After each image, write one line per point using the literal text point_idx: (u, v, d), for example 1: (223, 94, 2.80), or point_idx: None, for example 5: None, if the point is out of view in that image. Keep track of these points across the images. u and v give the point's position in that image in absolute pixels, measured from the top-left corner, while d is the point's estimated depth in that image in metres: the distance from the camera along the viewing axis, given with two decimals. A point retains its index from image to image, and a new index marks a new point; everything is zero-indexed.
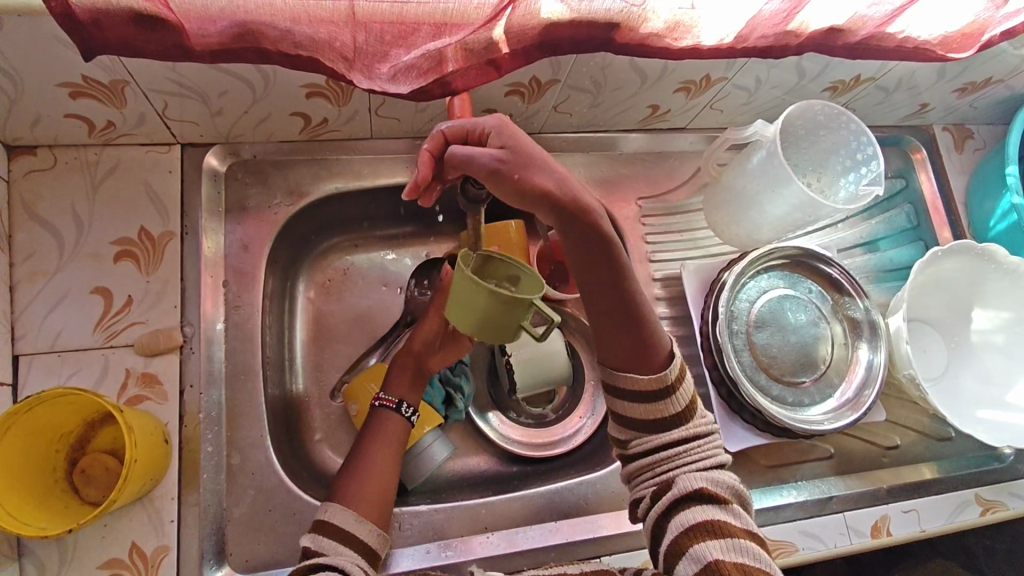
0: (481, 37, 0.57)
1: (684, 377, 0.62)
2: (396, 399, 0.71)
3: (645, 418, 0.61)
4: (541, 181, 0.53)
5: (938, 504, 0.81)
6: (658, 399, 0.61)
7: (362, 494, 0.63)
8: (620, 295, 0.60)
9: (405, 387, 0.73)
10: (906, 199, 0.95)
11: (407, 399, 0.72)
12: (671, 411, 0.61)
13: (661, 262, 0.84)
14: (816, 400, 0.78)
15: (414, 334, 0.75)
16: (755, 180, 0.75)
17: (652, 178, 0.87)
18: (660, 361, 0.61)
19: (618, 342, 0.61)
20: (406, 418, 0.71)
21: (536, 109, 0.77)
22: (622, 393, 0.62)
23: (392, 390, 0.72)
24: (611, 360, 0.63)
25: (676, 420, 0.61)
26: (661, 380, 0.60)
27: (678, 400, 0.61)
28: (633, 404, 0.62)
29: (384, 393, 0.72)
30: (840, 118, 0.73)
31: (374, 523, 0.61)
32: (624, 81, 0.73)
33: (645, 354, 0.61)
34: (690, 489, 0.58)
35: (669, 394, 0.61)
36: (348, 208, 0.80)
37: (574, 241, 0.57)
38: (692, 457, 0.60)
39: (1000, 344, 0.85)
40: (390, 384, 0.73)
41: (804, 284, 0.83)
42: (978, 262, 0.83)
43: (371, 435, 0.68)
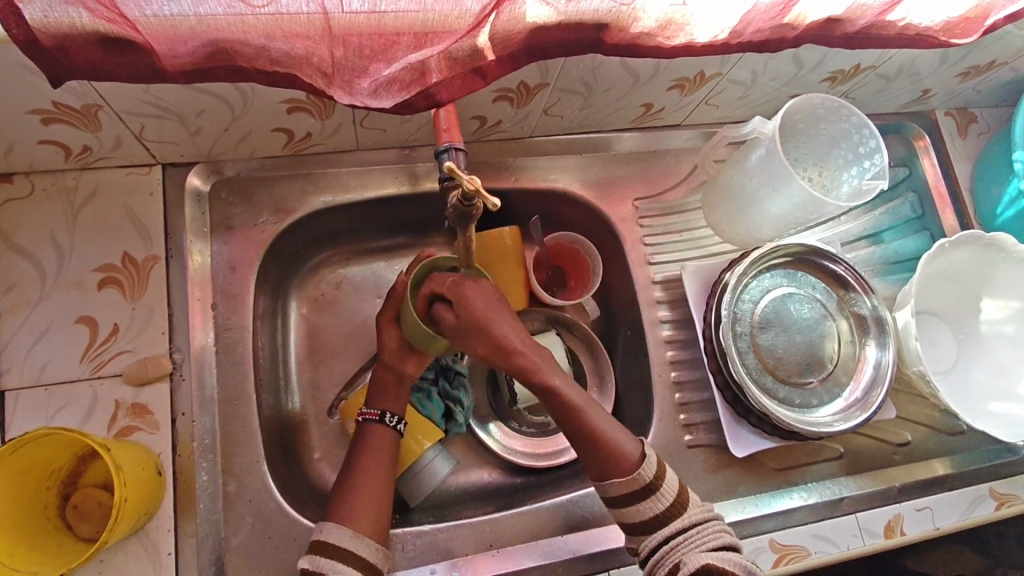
0: (465, 45, 0.54)
1: (665, 470, 0.62)
2: (378, 410, 0.69)
3: (640, 520, 0.61)
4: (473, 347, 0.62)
5: (951, 500, 0.79)
6: (640, 498, 0.61)
7: (358, 510, 0.61)
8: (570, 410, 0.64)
9: (386, 397, 0.70)
10: (910, 186, 0.93)
11: (390, 409, 0.70)
12: (657, 510, 0.60)
13: (660, 264, 0.82)
14: (824, 401, 0.76)
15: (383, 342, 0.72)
16: (754, 178, 0.72)
17: (648, 179, 0.85)
18: (632, 462, 0.62)
19: (587, 454, 0.63)
20: (391, 427, 0.69)
21: (525, 113, 0.74)
22: (610, 500, 0.62)
23: (373, 403, 0.70)
24: (594, 471, 0.63)
25: (665, 516, 0.60)
26: (639, 479, 0.61)
27: (661, 497, 0.61)
28: (624, 509, 0.62)
29: (366, 408, 0.70)
30: (841, 111, 0.71)
31: (371, 539, 0.59)
32: (616, 82, 0.71)
33: (614, 458, 0.62)
34: (698, 566, 0.57)
35: (650, 493, 0.60)
36: (338, 222, 0.78)
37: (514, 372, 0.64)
38: (693, 544, 0.59)
39: (1011, 334, 0.82)
40: (371, 398, 0.71)
41: (808, 282, 0.80)
42: (987, 251, 0.81)
43: (360, 452, 0.66)
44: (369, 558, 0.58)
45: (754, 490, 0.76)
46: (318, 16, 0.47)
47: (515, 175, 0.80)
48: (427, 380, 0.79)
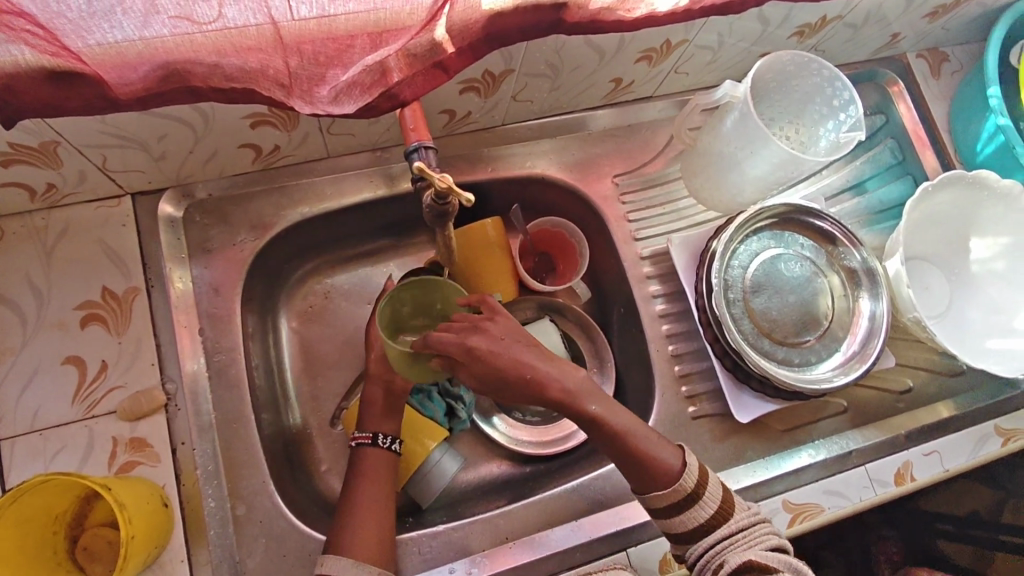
0: (423, 40, 0.52)
1: (708, 478, 0.62)
2: (371, 432, 0.67)
3: (686, 529, 0.61)
4: (516, 390, 0.58)
5: (957, 442, 0.79)
6: (684, 507, 0.61)
7: (359, 535, 0.61)
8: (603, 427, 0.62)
9: (376, 418, 0.68)
10: (889, 133, 0.93)
11: (383, 429, 0.68)
12: (703, 517, 0.61)
13: (646, 239, 0.82)
14: (823, 357, 0.76)
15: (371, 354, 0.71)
16: (731, 142, 0.71)
17: (625, 154, 0.84)
18: (674, 473, 0.62)
19: (622, 463, 0.63)
20: (387, 449, 0.67)
21: (494, 102, 0.73)
22: (655, 511, 0.62)
23: (366, 426, 0.68)
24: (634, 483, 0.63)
25: (712, 524, 0.60)
26: (681, 489, 0.61)
27: (707, 504, 0.61)
28: (669, 519, 0.62)
29: (359, 431, 0.68)
30: (811, 66, 0.70)
31: (371, 565, 0.59)
32: (582, 60, 0.70)
33: (657, 471, 0.61)
34: (738, 562, 0.57)
35: (695, 500, 0.61)
36: (317, 232, 0.77)
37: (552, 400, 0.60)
38: (739, 545, 0.59)
39: (1002, 270, 0.83)
40: (364, 420, 0.69)
41: (796, 241, 0.80)
42: (971, 191, 0.81)
43: (357, 476, 0.65)
44: None
45: (763, 453, 0.76)
46: (267, 26, 0.46)
47: (491, 165, 0.80)
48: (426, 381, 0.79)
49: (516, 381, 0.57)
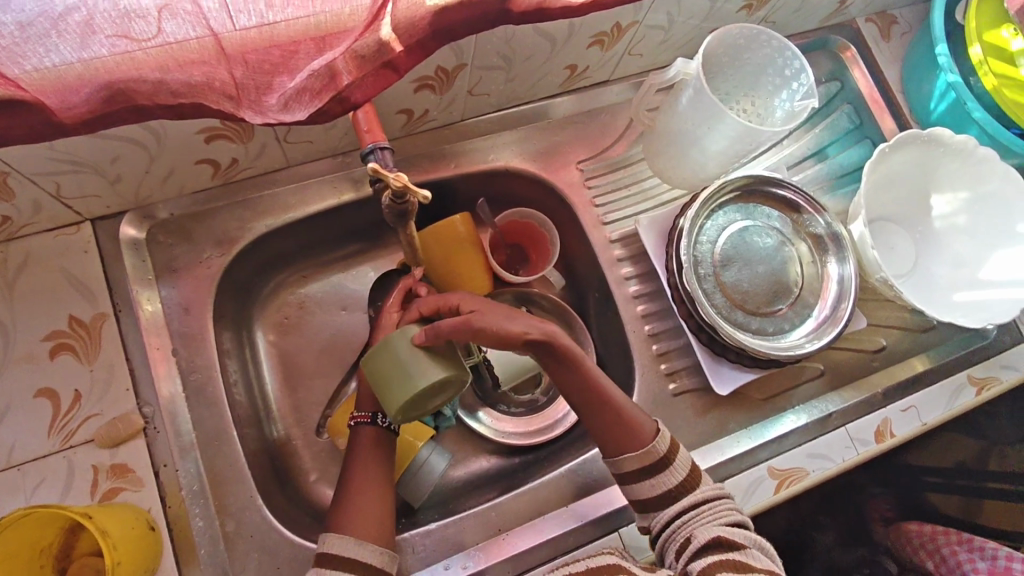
0: (370, 40, 0.52)
1: (677, 447, 0.65)
2: (369, 411, 0.67)
3: (654, 496, 0.63)
4: (512, 329, 0.61)
5: (933, 395, 0.81)
6: (657, 471, 0.63)
7: (360, 515, 0.61)
8: (587, 387, 0.65)
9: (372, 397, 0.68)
10: (845, 99, 0.94)
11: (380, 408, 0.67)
12: (673, 483, 0.63)
13: (614, 222, 0.82)
14: (796, 324, 0.77)
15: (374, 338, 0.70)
16: (688, 120, 0.72)
17: (587, 139, 0.84)
18: (647, 437, 0.64)
19: (598, 427, 0.65)
20: (385, 428, 0.66)
21: (450, 98, 0.73)
22: (624, 476, 0.64)
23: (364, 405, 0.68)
24: (608, 448, 0.65)
25: (680, 490, 0.63)
26: (654, 452, 0.63)
27: (677, 470, 0.63)
28: (638, 484, 0.63)
29: (357, 411, 0.67)
30: (760, 38, 0.71)
31: (373, 543, 0.59)
32: (534, 49, 0.70)
33: (632, 431, 0.64)
34: (707, 538, 0.58)
35: (665, 466, 0.63)
36: (286, 242, 0.77)
37: (548, 350, 0.64)
38: (705, 519, 0.60)
39: (964, 225, 0.85)
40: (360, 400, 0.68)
41: (762, 212, 0.80)
42: (927, 149, 0.83)
43: (355, 453, 0.65)
44: (375, 564, 0.58)
45: (745, 423, 0.78)
46: (208, 38, 0.46)
47: (455, 161, 0.80)
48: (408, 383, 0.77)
49: (503, 318, 0.61)
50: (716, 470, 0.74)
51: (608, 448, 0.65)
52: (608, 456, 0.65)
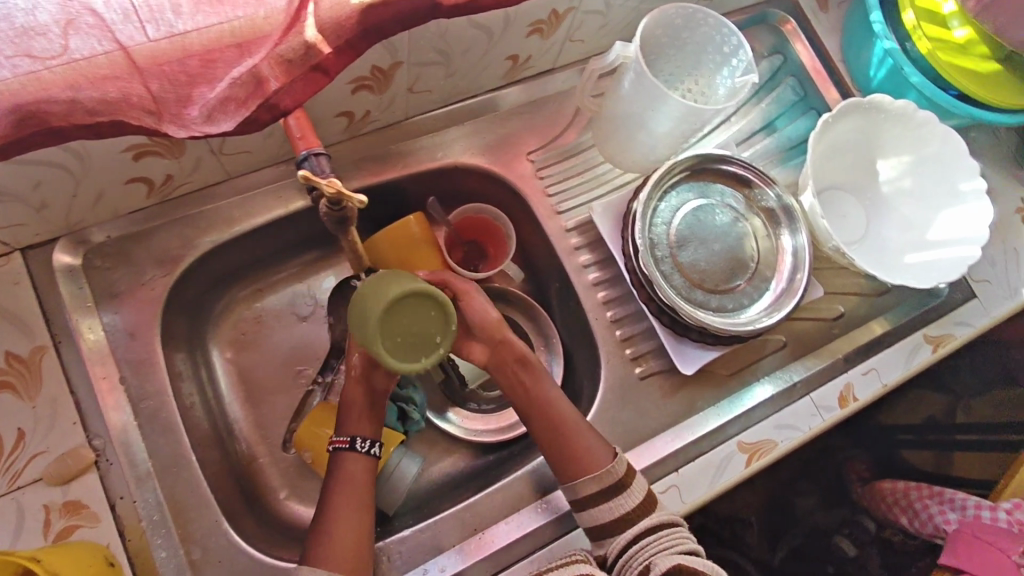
0: (294, 43, 0.51)
1: (633, 471, 0.66)
2: (348, 437, 0.66)
3: (611, 519, 0.63)
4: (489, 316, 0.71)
5: (892, 356, 0.82)
6: (613, 494, 0.64)
7: (335, 543, 0.60)
8: (544, 406, 0.69)
9: (355, 422, 0.67)
10: (789, 72, 0.95)
11: (359, 433, 0.66)
12: (629, 506, 0.64)
13: (569, 211, 0.82)
14: (755, 299, 0.78)
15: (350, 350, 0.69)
16: (632, 103, 0.71)
17: (536, 129, 0.83)
18: (603, 460, 0.66)
19: (558, 449, 0.67)
20: (366, 453, 0.66)
21: (391, 97, 0.72)
22: (583, 501, 0.65)
23: (344, 430, 0.66)
24: (569, 471, 0.66)
25: (637, 513, 0.63)
26: (612, 473, 0.65)
27: (633, 493, 0.64)
28: (595, 508, 0.64)
29: (336, 435, 0.66)
30: (697, 17, 0.70)
31: None
32: (471, 42, 0.69)
33: (588, 452, 0.66)
34: (668, 566, 0.58)
35: (622, 489, 0.64)
36: (234, 257, 0.74)
37: (515, 358, 0.71)
38: (661, 546, 0.61)
39: (910, 187, 0.86)
40: (343, 424, 0.67)
41: (714, 190, 0.80)
42: (869, 117, 0.84)
43: (336, 481, 0.64)
44: None
45: (712, 400, 0.78)
46: (118, 52, 0.44)
47: (402, 162, 0.78)
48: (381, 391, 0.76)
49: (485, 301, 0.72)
50: (687, 450, 0.74)
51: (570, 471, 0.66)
52: (569, 481, 0.66)
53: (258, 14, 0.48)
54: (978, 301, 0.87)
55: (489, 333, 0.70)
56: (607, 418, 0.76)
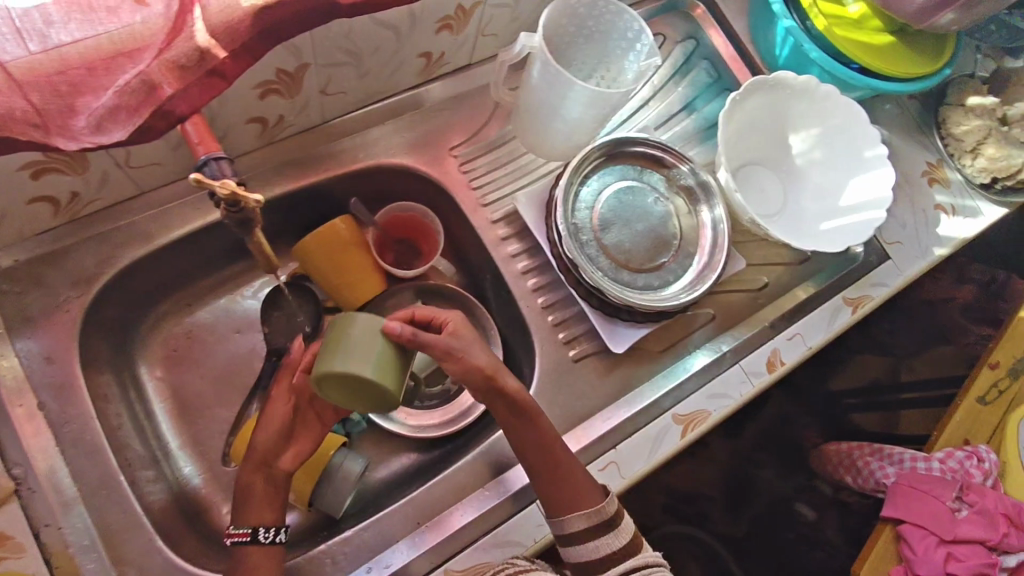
0: (185, 47, 0.51)
1: (622, 511, 0.68)
2: (248, 528, 0.63)
3: (599, 557, 0.64)
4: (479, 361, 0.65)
5: (814, 320, 0.86)
6: (602, 533, 0.65)
7: None
8: (542, 444, 0.68)
9: (256, 511, 0.65)
10: (703, 55, 0.99)
11: (262, 521, 0.64)
12: (617, 545, 0.65)
13: (494, 203, 0.83)
14: (680, 275, 0.80)
15: (257, 432, 0.67)
16: (542, 93, 0.72)
17: (457, 125, 0.84)
18: (596, 499, 0.66)
19: (548, 484, 0.67)
20: (267, 543, 0.63)
21: (303, 101, 0.72)
22: (571, 537, 0.65)
23: (243, 520, 0.64)
24: (557, 506, 0.66)
25: (624, 553, 0.65)
26: (600, 511, 0.66)
27: (621, 533, 0.66)
28: (583, 545, 0.65)
29: (233, 527, 0.63)
30: (598, 6, 0.73)
31: None
32: (379, 41, 0.69)
33: (582, 492, 0.66)
34: None
35: (610, 527, 0.66)
36: (156, 273, 0.73)
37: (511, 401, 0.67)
38: None
39: (821, 158, 0.90)
40: (239, 514, 0.64)
41: (636, 173, 0.82)
42: (775, 93, 0.87)
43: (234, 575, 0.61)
44: None
45: (646, 377, 0.80)
46: None
47: (324, 166, 0.78)
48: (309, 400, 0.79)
49: (478, 347, 0.66)
50: (622, 427, 0.76)
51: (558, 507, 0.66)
52: (556, 516, 0.66)
53: (135, 23, 0.48)
54: (892, 262, 0.92)
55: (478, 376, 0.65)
56: (544, 403, 0.77)
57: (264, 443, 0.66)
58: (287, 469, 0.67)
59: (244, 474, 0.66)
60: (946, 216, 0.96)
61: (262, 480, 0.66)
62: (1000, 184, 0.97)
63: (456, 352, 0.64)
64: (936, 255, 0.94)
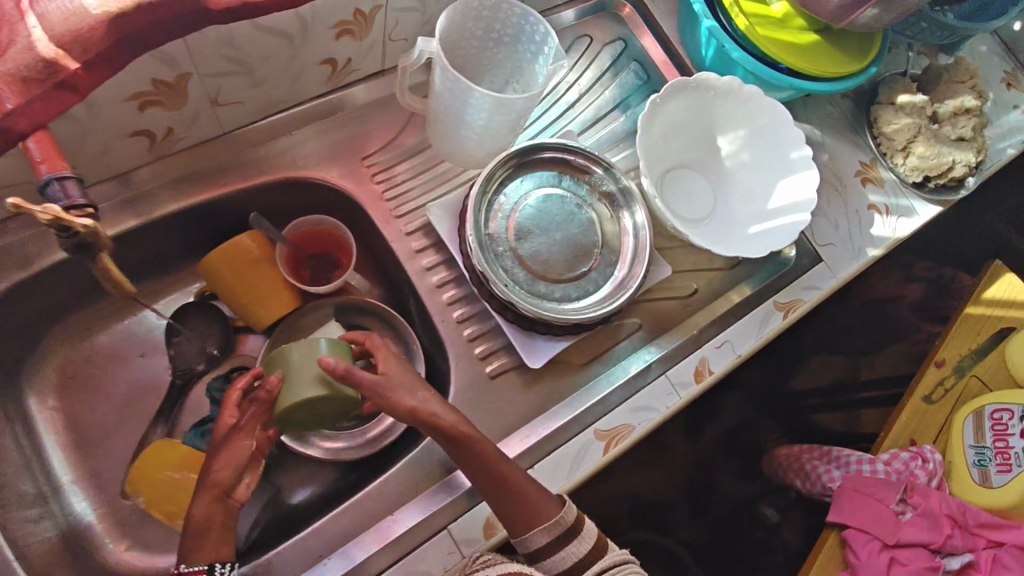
0: (23, 58, 0.47)
1: (582, 516, 0.67)
2: (205, 564, 0.57)
3: (567, 566, 0.64)
4: (402, 402, 0.64)
5: (744, 327, 0.83)
6: (566, 542, 0.65)
7: None
8: (483, 468, 0.64)
9: (212, 545, 0.59)
10: (632, 57, 0.97)
11: (218, 558, 0.59)
12: (583, 551, 0.64)
13: (408, 215, 0.80)
14: (601, 284, 0.77)
15: (213, 463, 0.60)
16: (445, 100, 0.69)
17: (369, 135, 0.81)
18: (552, 511, 0.65)
19: (501, 506, 0.64)
20: None
21: (194, 112, 0.68)
22: (537, 551, 0.65)
23: (194, 558, 0.58)
24: (516, 526, 0.64)
25: (589, 559, 0.64)
26: (561, 523, 0.65)
27: (584, 539, 0.65)
28: (550, 557, 0.64)
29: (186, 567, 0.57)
30: (503, 8, 0.70)
31: None
32: (270, 47, 0.66)
33: (537, 508, 0.64)
34: None
35: (573, 536, 0.65)
36: (41, 299, 0.69)
37: (442, 431, 0.64)
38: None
39: (749, 160, 0.88)
40: (188, 553, 0.58)
41: (555, 179, 0.80)
42: (697, 95, 0.86)
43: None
44: None
45: (568, 391, 0.78)
46: None
47: (225, 180, 0.75)
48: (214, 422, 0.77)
49: (404, 388, 0.65)
50: (542, 443, 0.74)
51: (517, 527, 0.64)
52: (518, 535, 0.65)
53: None
54: (824, 264, 0.90)
55: (403, 415, 0.64)
56: None
57: (227, 477, 0.60)
58: (241, 498, 0.62)
59: (200, 509, 0.59)
60: (880, 215, 0.94)
61: (223, 513, 0.60)
62: (933, 182, 0.96)
63: (382, 394, 0.64)
64: (870, 256, 0.92)
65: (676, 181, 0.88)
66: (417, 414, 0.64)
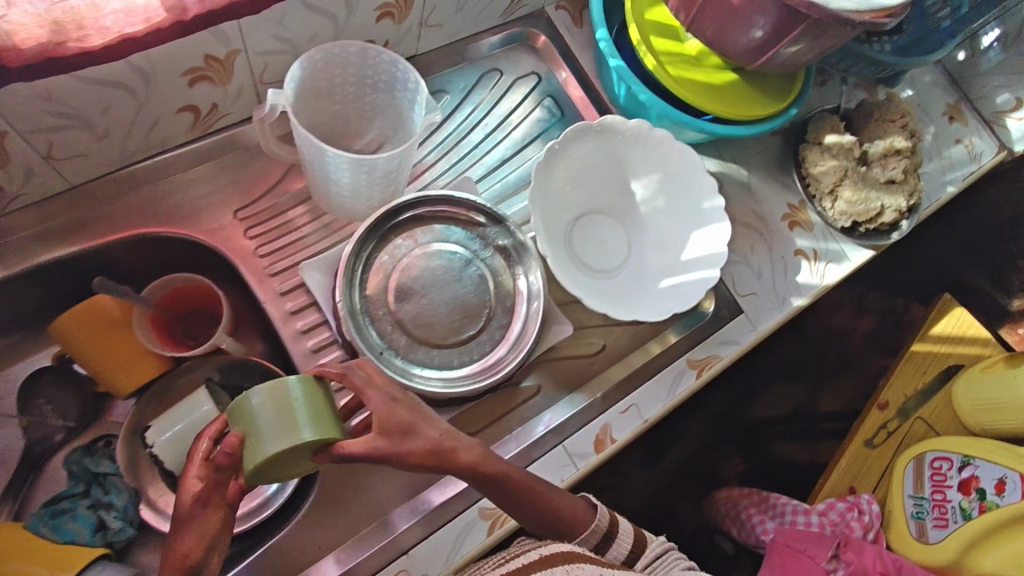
0: None
1: (617, 518, 0.65)
2: None
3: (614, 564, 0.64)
4: (413, 446, 0.56)
5: (653, 388, 0.78)
6: (608, 545, 0.64)
7: None
8: (514, 495, 0.61)
9: None
10: (546, 92, 0.91)
11: None
12: (624, 552, 0.64)
13: (284, 273, 0.74)
14: (490, 349, 0.72)
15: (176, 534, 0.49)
16: (304, 155, 0.64)
17: (244, 185, 0.75)
18: (587, 520, 0.64)
19: (539, 525, 0.62)
20: None
21: (26, 168, 0.62)
22: None
23: None
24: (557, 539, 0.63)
25: (632, 556, 0.64)
26: (597, 530, 0.64)
27: (623, 539, 0.65)
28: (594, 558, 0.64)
29: None
30: (370, 53, 0.64)
31: None
32: (109, 99, 0.60)
33: (571, 522, 0.63)
34: None
35: (612, 539, 0.64)
36: None
37: (467, 469, 0.59)
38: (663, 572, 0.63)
39: (664, 207, 0.83)
40: None
41: (445, 233, 0.74)
42: (604, 138, 0.80)
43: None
44: None
45: None
46: None
47: (76, 238, 0.68)
48: (65, 504, 0.68)
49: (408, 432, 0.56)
50: (423, 523, 0.68)
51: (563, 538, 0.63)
52: None
53: None
54: (745, 316, 0.85)
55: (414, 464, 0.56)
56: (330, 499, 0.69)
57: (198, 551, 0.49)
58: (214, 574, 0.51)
59: None
60: (808, 261, 0.89)
61: None
62: (863, 227, 0.90)
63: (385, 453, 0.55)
64: (795, 305, 0.86)
65: (590, 231, 0.82)
66: (437, 456, 0.57)
